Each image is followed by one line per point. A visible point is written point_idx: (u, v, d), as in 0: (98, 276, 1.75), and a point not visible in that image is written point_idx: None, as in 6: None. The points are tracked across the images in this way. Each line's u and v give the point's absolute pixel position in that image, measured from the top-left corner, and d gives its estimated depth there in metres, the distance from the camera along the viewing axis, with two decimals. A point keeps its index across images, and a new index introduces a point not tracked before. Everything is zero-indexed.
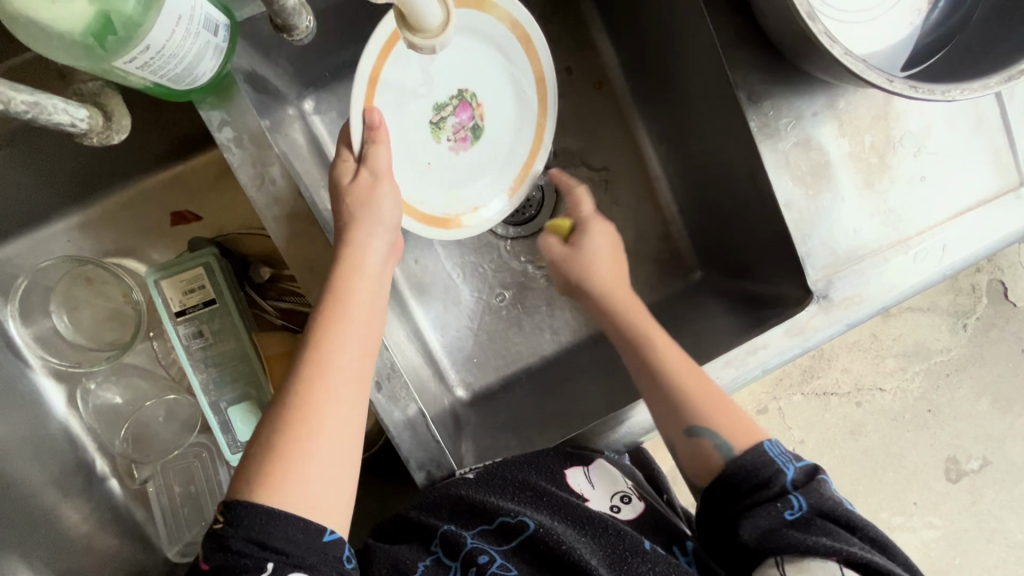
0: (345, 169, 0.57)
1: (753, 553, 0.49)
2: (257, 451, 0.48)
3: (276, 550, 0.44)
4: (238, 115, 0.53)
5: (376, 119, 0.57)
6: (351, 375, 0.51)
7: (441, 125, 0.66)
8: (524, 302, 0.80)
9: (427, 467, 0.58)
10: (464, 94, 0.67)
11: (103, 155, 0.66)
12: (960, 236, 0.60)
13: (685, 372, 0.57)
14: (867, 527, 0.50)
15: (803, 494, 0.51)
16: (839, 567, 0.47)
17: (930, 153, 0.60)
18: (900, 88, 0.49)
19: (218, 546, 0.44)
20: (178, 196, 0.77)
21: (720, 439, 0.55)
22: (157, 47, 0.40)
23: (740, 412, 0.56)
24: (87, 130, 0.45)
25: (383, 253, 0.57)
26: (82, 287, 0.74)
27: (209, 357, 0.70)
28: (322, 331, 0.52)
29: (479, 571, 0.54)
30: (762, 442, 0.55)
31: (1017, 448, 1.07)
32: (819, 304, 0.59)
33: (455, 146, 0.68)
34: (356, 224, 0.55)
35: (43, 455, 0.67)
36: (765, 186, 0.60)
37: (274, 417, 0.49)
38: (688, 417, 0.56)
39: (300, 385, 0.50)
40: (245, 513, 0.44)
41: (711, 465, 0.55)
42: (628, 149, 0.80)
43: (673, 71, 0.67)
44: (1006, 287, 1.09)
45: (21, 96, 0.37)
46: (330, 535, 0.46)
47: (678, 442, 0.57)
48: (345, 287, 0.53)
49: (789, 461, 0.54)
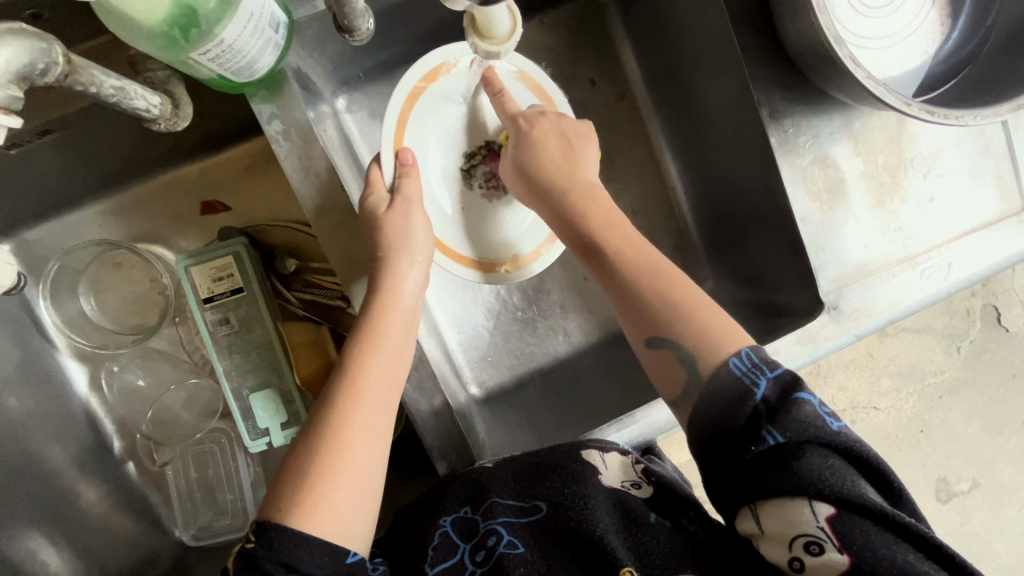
0: (378, 200, 0.59)
1: (732, 504, 0.48)
2: (290, 476, 0.48)
3: (303, 573, 0.44)
4: (287, 108, 0.55)
5: (409, 158, 0.63)
6: (386, 403, 0.52)
7: (471, 174, 0.71)
8: (539, 305, 0.82)
9: (448, 457, 0.61)
10: (493, 146, 0.71)
11: (143, 142, 0.68)
12: (965, 255, 0.63)
13: (642, 285, 0.57)
14: (853, 448, 0.45)
15: (778, 427, 0.46)
16: (809, 500, 0.44)
17: (938, 175, 0.63)
18: (916, 112, 0.52)
19: (249, 566, 0.44)
20: (209, 185, 0.79)
21: (684, 351, 0.53)
22: (229, 41, 0.43)
23: (717, 326, 0.53)
24: (157, 115, 0.48)
25: (418, 285, 0.59)
26: (110, 270, 0.76)
27: (234, 344, 0.72)
28: (359, 357, 0.54)
29: (488, 554, 0.55)
30: (740, 348, 0.51)
31: (1006, 471, 1.09)
32: (830, 314, 0.61)
33: (487, 194, 0.72)
34: (394, 255, 0.57)
35: (66, 433, 0.68)
36: (783, 199, 0.63)
37: (310, 441, 0.50)
38: (652, 330, 0.56)
39: (336, 413, 0.51)
40: (278, 536, 0.45)
41: (673, 373, 0.54)
42: (647, 161, 0.82)
43: (697, 87, 0.70)
44: (1000, 312, 1.12)
45: (109, 81, 0.41)
46: (353, 556, 0.47)
47: (643, 354, 0.57)
48: (384, 317, 0.55)
49: (760, 375, 0.49)
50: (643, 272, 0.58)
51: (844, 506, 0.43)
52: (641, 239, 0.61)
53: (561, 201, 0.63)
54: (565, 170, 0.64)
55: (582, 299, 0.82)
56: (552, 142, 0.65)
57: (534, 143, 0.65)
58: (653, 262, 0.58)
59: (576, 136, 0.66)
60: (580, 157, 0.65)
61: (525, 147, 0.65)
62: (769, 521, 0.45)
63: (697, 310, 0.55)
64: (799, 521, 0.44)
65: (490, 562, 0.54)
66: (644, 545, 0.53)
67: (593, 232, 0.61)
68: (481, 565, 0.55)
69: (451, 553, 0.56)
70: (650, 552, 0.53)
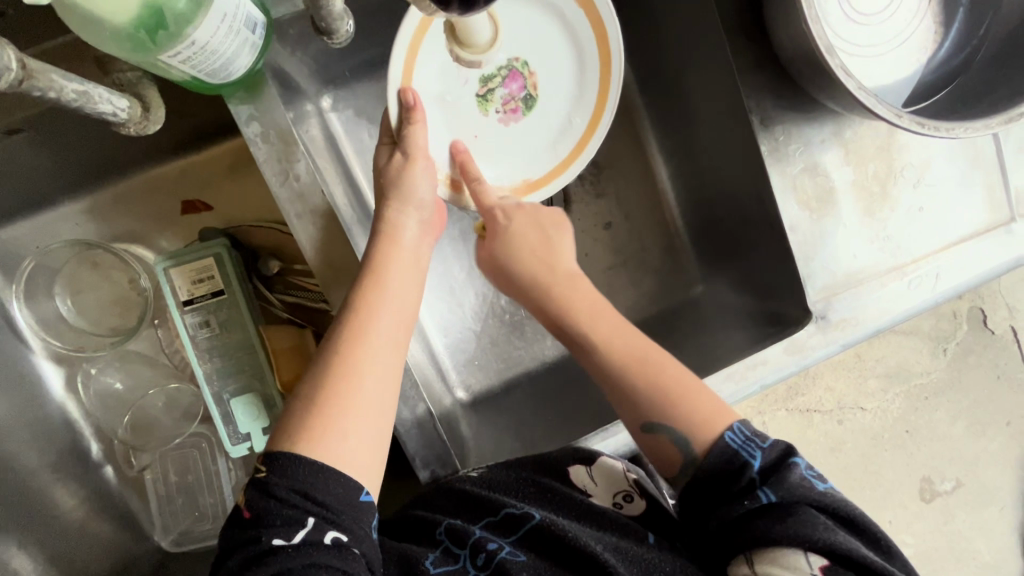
0: (383, 151, 0.58)
1: (725, 549, 0.49)
2: (291, 424, 0.47)
3: (317, 503, 0.43)
4: (266, 111, 0.54)
5: (412, 99, 0.56)
6: (388, 349, 0.50)
7: (489, 97, 0.64)
8: (528, 308, 0.81)
9: (432, 465, 0.60)
10: (514, 63, 0.64)
11: (119, 141, 0.66)
12: (953, 265, 0.63)
13: (631, 373, 0.56)
14: (839, 506, 0.48)
15: (772, 486, 0.48)
16: (805, 553, 0.44)
17: (928, 185, 0.63)
18: (908, 124, 0.52)
19: (260, 494, 0.43)
20: (191, 184, 0.77)
21: (678, 436, 0.53)
22: (201, 42, 0.42)
23: (710, 402, 0.53)
24: (126, 119, 0.47)
25: (420, 225, 0.57)
26: (87, 270, 0.74)
27: (215, 347, 0.70)
28: (361, 295, 0.52)
29: (488, 557, 0.53)
30: (723, 432, 0.51)
31: (988, 471, 1.10)
32: (817, 323, 0.61)
33: (504, 118, 0.65)
34: (389, 201, 0.55)
35: (41, 437, 0.67)
36: (773, 208, 0.62)
37: (308, 392, 0.48)
38: (646, 414, 0.54)
39: (336, 361, 0.49)
40: (290, 465, 0.44)
41: (670, 457, 0.53)
42: (638, 163, 0.81)
43: (689, 90, 0.69)
44: (986, 314, 1.13)
45: (72, 85, 0.40)
46: (365, 495, 0.45)
47: (637, 438, 0.56)
48: (384, 263, 0.53)
49: (756, 446, 0.51)
50: (629, 360, 0.57)
51: (836, 558, 0.44)
52: (627, 336, 0.58)
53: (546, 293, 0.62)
54: (545, 265, 0.63)
55: None
56: (530, 234, 0.63)
57: (512, 239, 0.62)
58: (626, 363, 0.57)
59: (552, 225, 0.65)
60: (557, 245, 0.64)
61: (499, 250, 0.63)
62: (765, 564, 0.45)
63: (684, 398, 0.54)
64: (792, 563, 0.45)
65: (491, 566, 0.53)
66: (646, 563, 0.53)
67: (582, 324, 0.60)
68: (481, 568, 0.53)
69: (451, 561, 0.54)
70: (653, 566, 0.53)
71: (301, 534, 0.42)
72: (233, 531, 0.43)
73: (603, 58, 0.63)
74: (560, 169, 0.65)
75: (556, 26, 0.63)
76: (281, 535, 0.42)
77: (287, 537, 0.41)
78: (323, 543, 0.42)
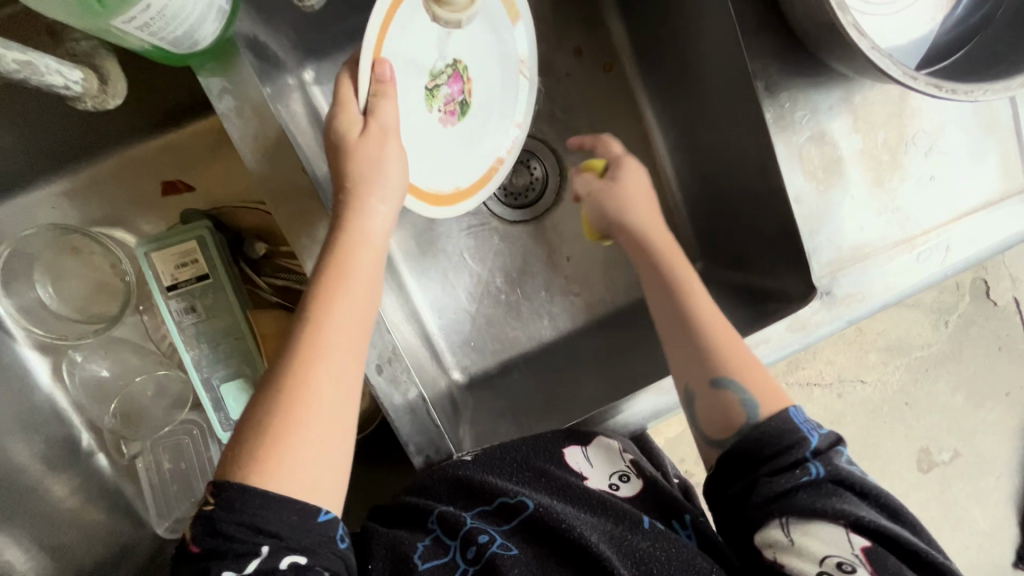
0: (350, 124, 0.51)
1: (759, 515, 0.48)
2: (248, 435, 0.44)
3: (271, 533, 0.41)
4: (238, 83, 0.51)
5: (388, 72, 0.50)
6: (351, 360, 0.48)
7: (433, 93, 0.57)
8: (523, 287, 0.78)
9: (426, 450, 0.59)
10: (457, 65, 0.58)
11: (91, 118, 0.63)
12: (964, 237, 0.60)
13: (720, 329, 0.57)
14: (882, 497, 0.49)
15: (821, 462, 0.49)
16: (847, 531, 0.46)
17: (940, 152, 0.60)
18: (923, 86, 0.49)
19: (208, 530, 0.41)
20: (170, 164, 0.75)
21: (747, 395, 0.54)
22: (158, 7, 0.38)
23: (771, 379, 0.55)
24: (81, 93, 0.44)
25: (387, 219, 0.52)
26: (67, 257, 0.71)
27: (201, 333, 0.68)
28: (319, 303, 0.48)
29: (479, 552, 0.52)
30: (784, 408, 0.53)
31: (986, 441, 1.10)
32: (822, 299, 0.58)
33: (443, 120, 0.59)
34: (358, 190, 0.51)
35: (30, 428, 0.65)
36: (776, 179, 0.59)
37: (268, 402, 0.45)
38: (711, 369, 0.55)
39: (292, 376, 0.45)
40: (238, 496, 0.41)
41: (730, 421, 0.54)
42: (636, 135, 0.78)
43: (688, 56, 0.66)
44: (989, 285, 1.12)
45: (13, 54, 0.37)
46: (326, 514, 0.44)
47: (698, 393, 0.56)
48: (345, 264, 0.50)
49: (813, 428, 0.52)
50: (723, 324, 0.58)
51: (878, 541, 0.46)
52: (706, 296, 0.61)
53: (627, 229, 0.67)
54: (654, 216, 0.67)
55: (568, 281, 0.79)
56: (640, 187, 0.69)
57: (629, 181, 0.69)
58: (704, 318, 0.58)
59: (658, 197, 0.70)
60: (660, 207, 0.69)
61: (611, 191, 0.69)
62: (802, 535, 0.46)
63: (747, 365, 0.55)
64: (835, 541, 0.46)
65: (482, 561, 0.52)
66: (641, 552, 0.52)
67: (673, 268, 0.63)
68: (472, 562, 0.52)
69: (441, 553, 0.53)
70: (648, 557, 0.52)
71: (253, 564, 0.40)
72: (184, 564, 0.41)
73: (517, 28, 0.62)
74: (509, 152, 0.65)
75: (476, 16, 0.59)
76: (232, 568, 0.40)
77: (239, 570, 0.40)
78: (281, 568, 0.40)
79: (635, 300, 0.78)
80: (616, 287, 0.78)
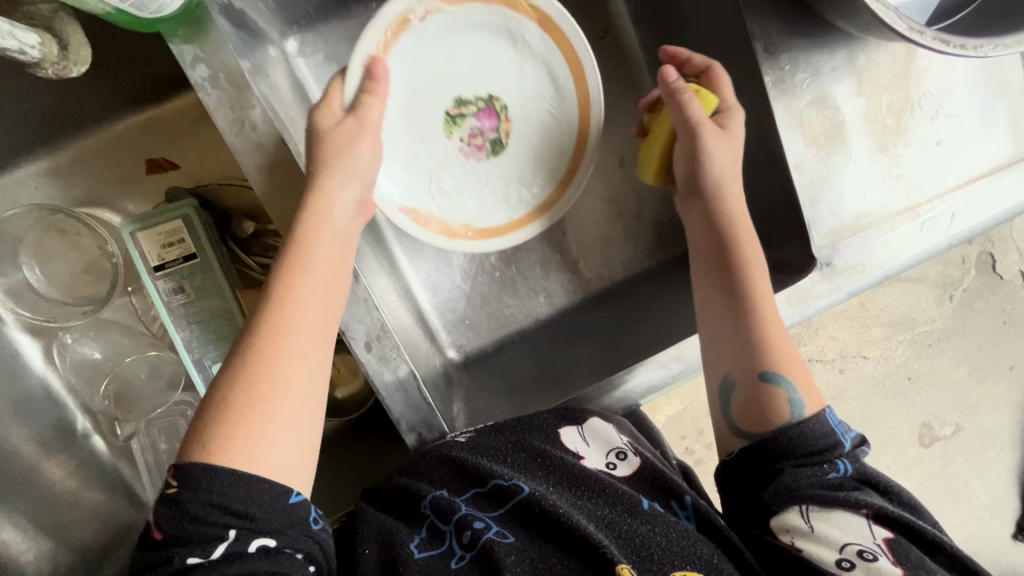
0: (329, 115, 0.53)
1: (780, 501, 0.49)
2: (209, 414, 0.43)
3: (238, 514, 0.40)
4: (212, 51, 0.49)
5: (380, 72, 0.55)
6: (318, 346, 0.47)
7: (458, 121, 0.65)
8: (518, 264, 0.77)
9: (418, 428, 0.59)
10: (493, 101, 0.65)
11: (69, 92, 0.61)
12: (971, 204, 0.58)
13: (772, 321, 0.55)
14: (903, 496, 0.51)
15: (849, 459, 0.50)
16: (870, 523, 0.47)
17: (947, 116, 0.58)
18: (930, 42, 0.46)
19: (172, 513, 0.40)
20: (155, 142, 0.73)
21: (795, 393, 0.53)
22: None
23: (808, 377, 0.54)
24: (40, 58, 0.44)
25: (351, 202, 0.52)
26: (53, 238, 0.70)
27: (191, 314, 0.67)
28: (285, 283, 0.48)
29: (473, 537, 0.52)
30: (823, 409, 0.52)
31: (989, 415, 1.09)
32: (823, 270, 0.57)
33: (466, 149, 0.66)
34: (326, 168, 0.51)
35: (23, 410, 0.65)
36: (775, 146, 0.57)
37: (229, 376, 0.44)
38: (760, 362, 0.54)
39: (254, 355, 0.45)
40: (203, 477, 0.40)
41: (764, 423, 0.52)
42: (633, 104, 0.76)
43: (685, 20, 0.63)
44: (995, 259, 1.10)
45: None
46: (296, 496, 0.43)
47: (741, 383, 0.54)
48: (308, 245, 0.49)
49: (846, 432, 0.52)
50: (772, 319, 0.55)
51: (900, 533, 0.47)
52: (771, 285, 0.56)
53: (708, 194, 0.59)
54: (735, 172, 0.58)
55: (564, 257, 0.77)
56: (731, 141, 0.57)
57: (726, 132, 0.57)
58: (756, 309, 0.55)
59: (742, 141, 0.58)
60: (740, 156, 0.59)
61: (716, 138, 0.56)
62: (823, 521, 0.48)
63: (782, 355, 0.54)
64: (856, 529, 0.47)
65: (476, 546, 0.51)
66: (638, 538, 0.52)
67: (741, 249, 0.57)
68: (467, 547, 0.51)
69: (437, 542, 0.52)
70: (648, 543, 0.51)
71: (220, 549, 0.39)
72: (145, 552, 0.40)
73: (577, 81, 0.64)
74: (556, 197, 0.66)
75: (529, 60, 0.64)
76: (197, 553, 0.39)
77: (204, 555, 0.39)
78: (249, 552, 0.40)
79: (631, 276, 0.77)
80: (612, 263, 0.77)
